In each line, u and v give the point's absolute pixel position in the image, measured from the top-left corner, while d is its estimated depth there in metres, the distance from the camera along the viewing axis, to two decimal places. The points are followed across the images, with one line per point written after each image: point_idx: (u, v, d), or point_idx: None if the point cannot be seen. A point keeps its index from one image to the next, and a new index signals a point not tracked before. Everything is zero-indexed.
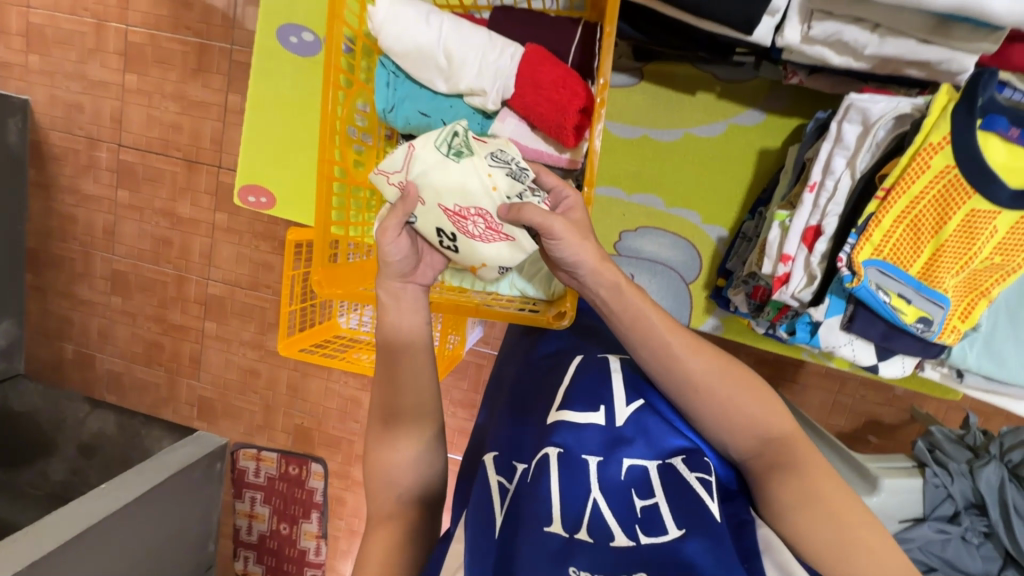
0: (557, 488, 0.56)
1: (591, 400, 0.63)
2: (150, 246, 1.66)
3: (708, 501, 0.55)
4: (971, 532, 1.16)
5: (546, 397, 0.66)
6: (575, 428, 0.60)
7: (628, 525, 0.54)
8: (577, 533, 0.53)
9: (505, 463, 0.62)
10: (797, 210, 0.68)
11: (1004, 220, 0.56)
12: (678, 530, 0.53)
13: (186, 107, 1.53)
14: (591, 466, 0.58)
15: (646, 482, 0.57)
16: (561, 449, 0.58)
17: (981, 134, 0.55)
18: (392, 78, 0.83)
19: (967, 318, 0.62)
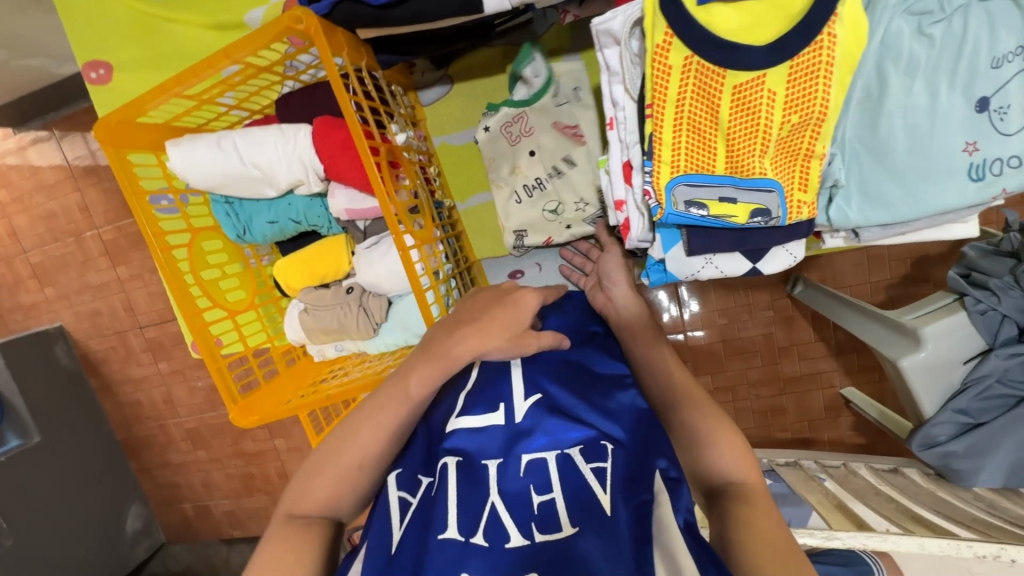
0: (453, 497, 0.59)
1: (491, 402, 0.66)
2: (204, 397, 1.80)
3: (602, 492, 0.57)
4: None
5: (453, 401, 0.69)
6: (472, 432, 0.63)
7: (525, 523, 0.56)
8: (472, 536, 0.56)
9: (408, 479, 0.64)
10: (608, 153, 0.65)
11: (774, 78, 0.50)
12: (571, 527, 0.55)
13: None
14: (490, 467, 0.60)
15: (545, 478, 0.59)
16: (459, 456, 0.62)
17: (700, 9, 0.49)
18: (228, 206, 0.87)
19: (810, 184, 0.55)
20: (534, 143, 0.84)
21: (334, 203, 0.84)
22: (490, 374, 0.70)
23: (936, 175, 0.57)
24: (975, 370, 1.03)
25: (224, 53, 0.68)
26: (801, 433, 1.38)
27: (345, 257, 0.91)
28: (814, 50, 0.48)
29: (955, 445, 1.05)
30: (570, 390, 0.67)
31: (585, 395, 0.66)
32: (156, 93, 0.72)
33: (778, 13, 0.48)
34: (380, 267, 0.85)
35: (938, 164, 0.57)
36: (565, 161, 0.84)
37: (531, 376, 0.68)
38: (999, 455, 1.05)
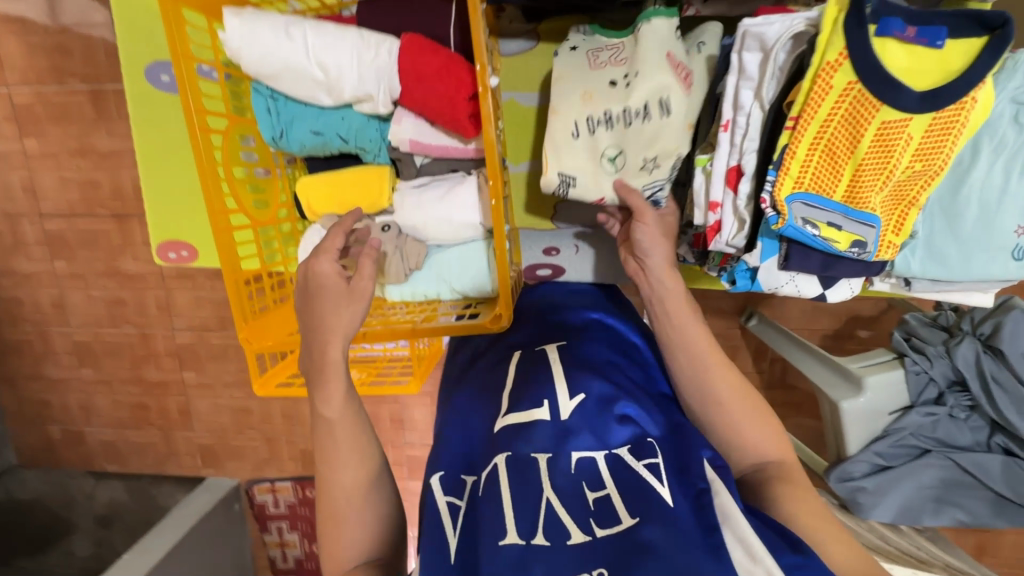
0: (506, 494, 0.57)
1: (533, 401, 0.66)
2: (106, 311, 1.55)
3: (659, 486, 0.57)
4: (956, 408, 1.20)
5: (493, 403, 0.69)
6: (518, 430, 0.63)
7: (583, 519, 0.55)
8: (534, 538, 0.54)
9: (453, 481, 0.64)
10: (716, 152, 0.65)
11: (918, 124, 0.53)
12: (632, 518, 0.54)
13: (98, 161, 1.41)
14: (540, 461, 0.59)
15: (597, 474, 0.58)
16: (508, 454, 0.60)
17: (877, 40, 0.51)
18: (270, 102, 0.76)
19: (902, 229, 0.60)
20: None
21: (395, 131, 0.76)
22: (526, 374, 0.70)
23: (988, 247, 0.65)
24: (896, 421, 1.19)
25: None
26: None
27: (386, 192, 0.82)
28: (957, 108, 0.53)
29: (866, 482, 1.19)
30: (612, 388, 0.67)
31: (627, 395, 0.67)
32: None
33: (940, 66, 0.52)
34: (430, 210, 0.79)
35: (992, 239, 0.64)
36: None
37: (578, 377, 0.68)
38: (896, 496, 1.20)
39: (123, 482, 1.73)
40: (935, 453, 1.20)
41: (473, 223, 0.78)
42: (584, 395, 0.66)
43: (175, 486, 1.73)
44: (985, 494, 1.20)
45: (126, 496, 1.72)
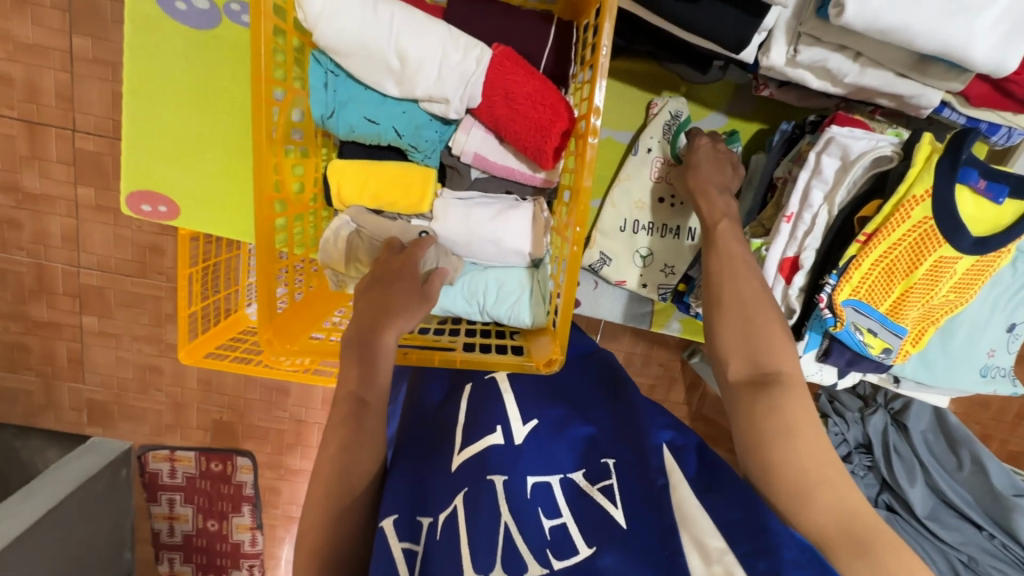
0: (463, 536, 0.49)
1: (484, 426, 0.59)
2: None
3: (614, 509, 0.51)
4: (858, 468, 1.33)
5: (442, 441, 0.60)
6: (479, 462, 0.55)
7: (539, 549, 0.48)
8: (491, 572, 0.47)
9: (408, 524, 0.52)
10: (773, 241, 0.67)
11: (963, 263, 0.60)
12: (589, 548, 0.48)
13: (14, 50, 1.15)
14: (497, 485, 0.53)
15: (552, 499, 0.52)
16: (466, 490, 0.53)
17: (957, 186, 0.58)
18: (330, 77, 0.68)
19: (917, 343, 0.67)
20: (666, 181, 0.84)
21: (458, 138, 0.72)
22: (479, 403, 0.62)
23: (965, 363, 0.74)
24: None
25: None
26: None
27: (429, 198, 0.76)
28: (994, 257, 0.61)
29: None
30: (564, 411, 0.61)
31: (565, 414, 0.61)
32: None
33: (994, 219, 0.59)
34: (475, 229, 0.75)
35: (968, 357, 0.74)
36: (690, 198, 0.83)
37: (526, 400, 0.62)
38: None
39: None
40: None
41: (520, 251, 0.75)
42: (537, 420, 0.60)
43: (44, 443, 1.49)
44: None
45: None
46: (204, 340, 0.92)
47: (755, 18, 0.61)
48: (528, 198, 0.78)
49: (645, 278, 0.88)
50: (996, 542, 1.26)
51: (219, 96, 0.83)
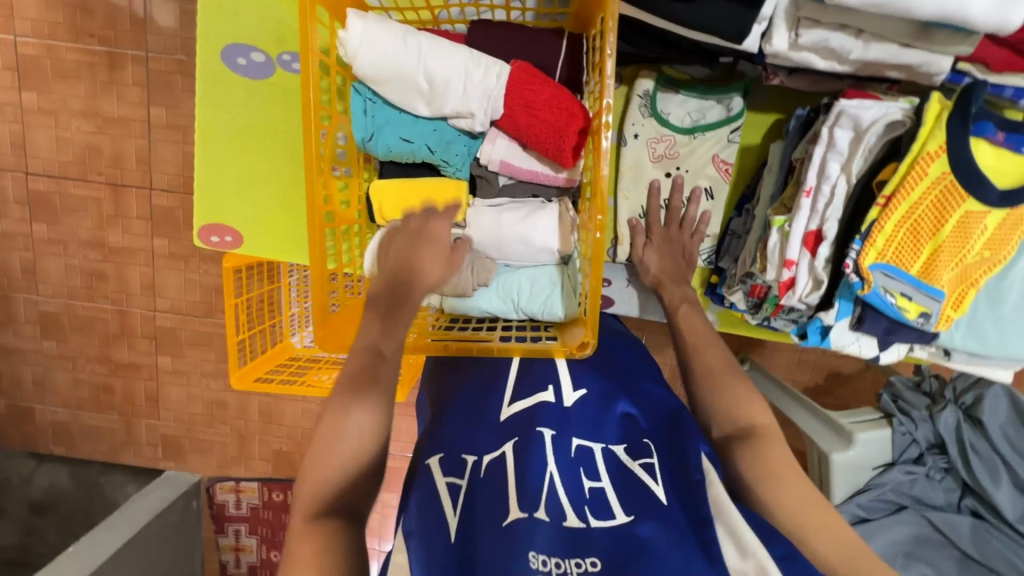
0: (511, 477, 0.53)
1: (537, 385, 0.64)
2: (82, 283, 1.46)
3: (654, 485, 0.53)
4: (933, 470, 1.27)
5: (490, 390, 0.64)
6: (527, 416, 0.59)
7: (579, 506, 0.51)
8: (534, 512, 0.50)
9: (453, 461, 0.57)
10: (795, 215, 0.69)
11: (994, 216, 0.60)
12: (627, 516, 0.50)
13: (102, 124, 1.33)
14: (544, 437, 0.56)
15: (593, 462, 0.55)
16: (516, 438, 0.57)
17: (973, 139, 0.58)
18: (368, 104, 0.77)
19: (959, 306, 0.66)
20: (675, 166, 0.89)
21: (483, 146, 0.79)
22: (532, 365, 0.68)
23: (1021, 330, 0.72)
24: (880, 476, 1.25)
25: None
26: None
27: (462, 207, 0.82)
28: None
29: None
30: (612, 388, 0.64)
31: (614, 393, 0.63)
32: None
33: (1020, 169, 0.59)
34: (506, 230, 0.80)
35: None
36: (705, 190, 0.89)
37: (579, 375, 0.66)
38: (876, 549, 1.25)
39: (70, 468, 1.61)
40: (912, 509, 1.27)
41: (549, 248, 0.79)
42: (587, 390, 0.63)
43: (125, 478, 1.61)
44: (952, 552, 1.27)
45: (69, 484, 1.61)
46: (251, 366, 1.06)
47: (753, 9, 0.65)
48: (553, 199, 0.83)
49: None
50: None
51: (274, 136, 0.94)
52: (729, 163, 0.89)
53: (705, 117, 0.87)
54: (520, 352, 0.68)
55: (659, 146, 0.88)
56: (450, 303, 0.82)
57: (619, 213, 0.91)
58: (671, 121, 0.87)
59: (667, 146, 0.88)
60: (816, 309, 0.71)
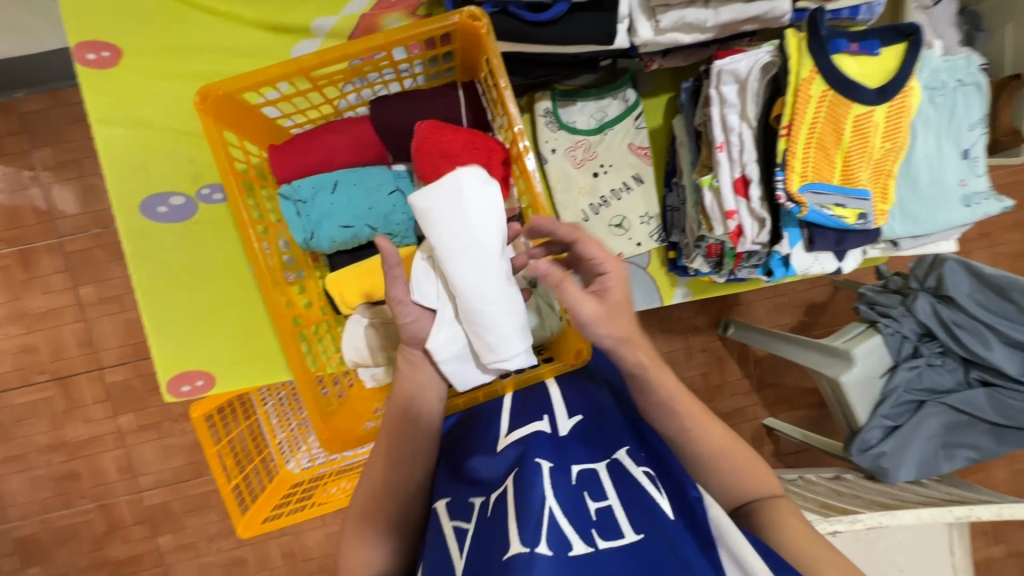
0: (510, 506, 0.51)
1: (532, 414, 0.63)
2: (53, 491, 1.36)
3: (660, 498, 0.53)
4: (933, 358, 1.33)
5: (490, 424, 0.65)
6: (523, 444, 0.58)
7: (585, 529, 0.49)
8: (536, 546, 0.46)
9: (460, 505, 0.57)
10: (719, 170, 0.75)
11: (879, 113, 0.67)
12: (636, 534, 0.49)
13: (33, 322, 1.28)
14: (544, 468, 0.54)
15: (596, 481, 0.54)
16: (516, 468, 0.55)
17: (835, 56, 0.65)
18: (299, 206, 0.79)
19: (887, 199, 0.72)
20: (598, 164, 0.96)
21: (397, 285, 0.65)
22: (526, 398, 0.67)
23: (945, 201, 0.78)
24: (889, 381, 1.30)
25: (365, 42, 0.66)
26: None
27: None
28: (902, 97, 0.68)
29: (884, 446, 1.30)
30: (607, 407, 0.64)
31: (607, 415, 0.63)
32: (278, 69, 0.66)
33: (883, 68, 0.66)
34: None
35: (944, 194, 0.78)
36: (633, 178, 0.97)
37: (572, 396, 0.65)
38: (912, 452, 1.31)
39: None
40: (930, 402, 1.31)
41: None
42: (581, 415, 0.63)
43: None
44: (983, 426, 1.32)
45: None
46: (255, 509, 0.99)
47: (611, 12, 0.73)
48: None
49: (633, 237, 0.97)
50: None
51: (215, 267, 0.93)
52: (645, 147, 0.96)
53: (608, 115, 0.95)
54: (510, 386, 0.69)
55: (577, 152, 0.96)
56: None
57: (564, 223, 0.97)
58: (579, 127, 0.95)
59: (584, 149, 0.95)
60: (771, 245, 0.76)
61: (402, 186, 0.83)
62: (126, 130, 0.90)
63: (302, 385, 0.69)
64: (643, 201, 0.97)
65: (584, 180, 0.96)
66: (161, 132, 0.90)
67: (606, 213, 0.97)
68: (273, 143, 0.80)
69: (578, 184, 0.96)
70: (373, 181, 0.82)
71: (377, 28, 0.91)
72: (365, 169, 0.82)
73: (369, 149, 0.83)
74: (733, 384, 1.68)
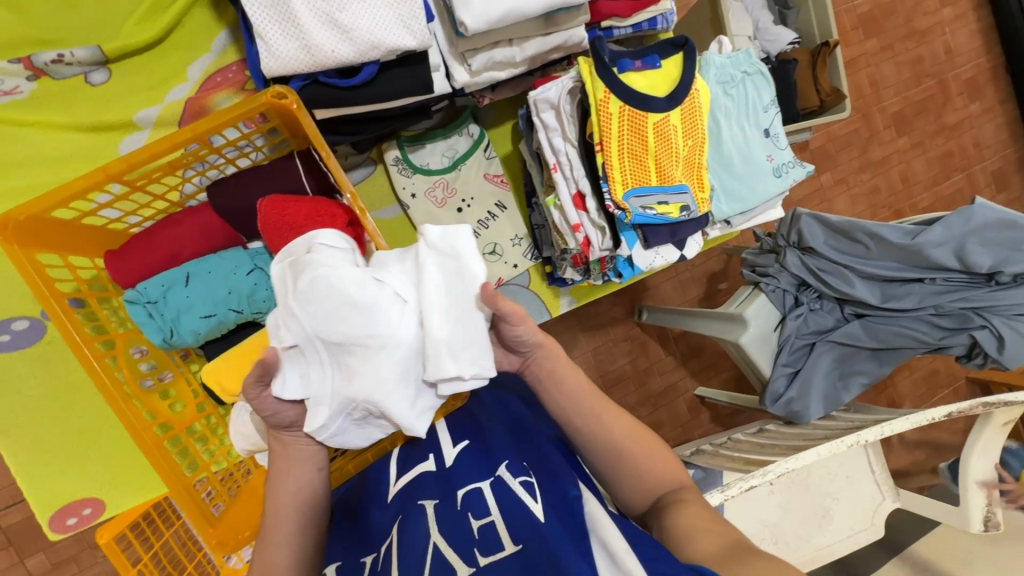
0: (394, 554, 0.53)
1: (417, 455, 0.63)
2: None
3: (534, 503, 0.53)
4: (811, 303, 1.47)
5: (380, 475, 0.64)
6: (409, 490, 0.59)
7: (466, 552, 0.51)
8: None
9: (352, 566, 0.57)
10: (557, 190, 0.81)
11: (674, 116, 0.74)
12: (513, 545, 0.51)
13: None
14: (426, 508, 0.56)
15: (479, 501, 0.54)
16: (400, 516, 0.57)
17: (623, 75, 0.73)
18: (150, 307, 0.76)
19: (704, 187, 0.80)
20: (460, 200, 0.99)
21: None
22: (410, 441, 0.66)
23: (759, 176, 0.88)
24: (782, 333, 1.43)
25: (170, 138, 0.65)
26: (679, 437, 1.76)
27: None
28: (691, 99, 0.76)
29: (791, 391, 1.43)
30: (494, 423, 0.64)
31: (491, 426, 0.63)
32: (84, 180, 0.63)
33: (666, 77, 0.74)
34: None
35: (758, 171, 0.88)
36: (496, 206, 1.01)
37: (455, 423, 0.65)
38: (816, 390, 1.45)
39: None
40: (819, 342, 1.45)
41: None
42: (467, 440, 0.62)
43: None
44: (865, 353, 1.47)
45: None
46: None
47: (420, 65, 0.77)
48: None
49: (509, 260, 1.01)
50: (944, 282, 1.38)
51: (79, 387, 0.88)
52: (500, 174, 1.01)
53: (458, 151, 0.99)
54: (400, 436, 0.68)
55: (438, 191, 0.98)
56: None
57: None
58: (434, 168, 0.98)
59: (444, 188, 0.98)
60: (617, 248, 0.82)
61: (261, 263, 0.82)
62: None
63: (177, 495, 0.66)
64: (510, 225, 1.01)
65: (450, 216, 0.99)
66: None
67: (478, 243, 1.00)
68: (110, 248, 0.77)
69: (444, 223, 0.98)
70: (228, 265, 0.80)
71: (207, 107, 0.90)
72: (217, 255, 0.81)
73: (217, 233, 0.81)
74: (659, 364, 1.77)
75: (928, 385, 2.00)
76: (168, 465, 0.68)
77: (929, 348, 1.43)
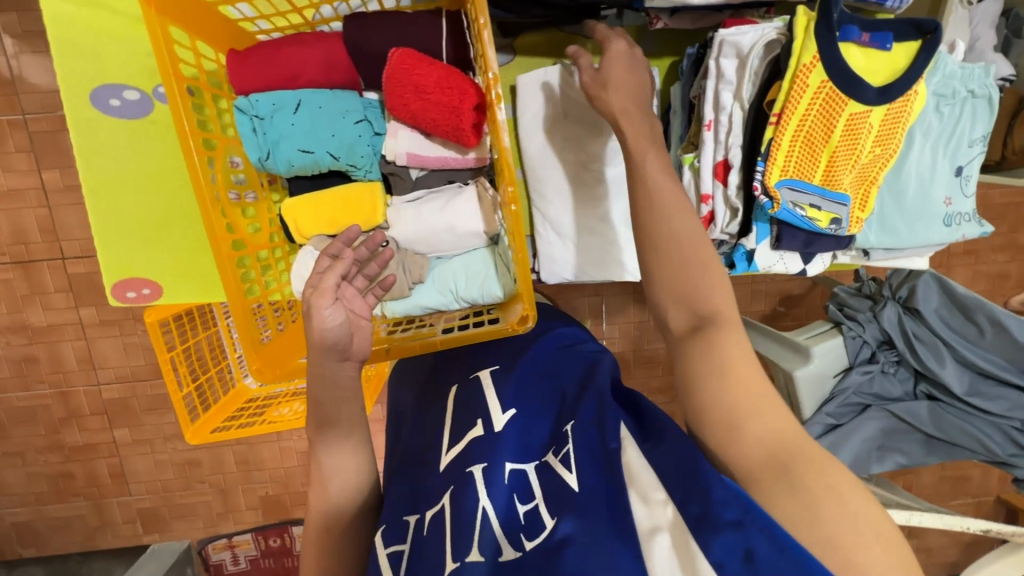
0: (448, 530, 0.52)
1: (466, 423, 0.62)
2: (13, 373, 1.41)
3: (570, 474, 0.53)
4: (887, 365, 1.32)
5: (436, 436, 0.64)
6: (460, 458, 0.58)
7: (515, 536, 0.51)
8: (467, 557, 0.49)
9: (395, 529, 0.56)
10: (701, 151, 0.71)
11: (876, 114, 0.63)
12: (553, 520, 0.50)
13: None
14: (476, 474, 0.55)
15: (526, 484, 0.55)
16: (452, 487, 0.56)
17: (842, 45, 0.61)
18: (255, 122, 0.74)
19: (865, 206, 0.70)
20: None
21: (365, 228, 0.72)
22: (463, 401, 0.66)
23: (925, 216, 0.76)
24: (841, 382, 1.30)
25: None
26: None
27: (380, 208, 0.81)
28: (902, 101, 0.64)
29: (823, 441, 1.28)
30: (538, 404, 0.63)
31: (539, 406, 0.63)
32: None
33: (889, 65, 0.62)
34: (429, 222, 0.79)
35: (928, 211, 0.76)
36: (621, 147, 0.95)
37: (504, 390, 0.65)
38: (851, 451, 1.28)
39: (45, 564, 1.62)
40: (874, 406, 1.31)
41: (476, 232, 0.79)
42: (516, 410, 0.62)
43: (111, 562, 1.63)
44: (917, 436, 1.32)
45: None
46: (206, 419, 1.10)
47: None
48: (470, 181, 0.81)
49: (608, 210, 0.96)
50: None
51: (168, 177, 0.89)
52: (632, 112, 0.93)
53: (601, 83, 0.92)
54: (461, 340, 0.70)
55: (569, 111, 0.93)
56: (391, 307, 0.81)
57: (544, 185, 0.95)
58: None
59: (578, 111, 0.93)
60: (738, 237, 0.74)
61: (370, 116, 0.78)
62: (78, 8, 0.82)
63: (235, 311, 0.68)
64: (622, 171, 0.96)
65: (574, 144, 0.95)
66: (119, 21, 0.83)
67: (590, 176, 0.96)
68: (234, 49, 0.74)
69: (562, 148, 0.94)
70: (337, 107, 0.76)
71: None
72: (331, 92, 0.77)
73: (341, 71, 0.77)
74: None
75: (953, 487, 1.89)
76: (233, 278, 0.68)
77: (990, 459, 1.30)
